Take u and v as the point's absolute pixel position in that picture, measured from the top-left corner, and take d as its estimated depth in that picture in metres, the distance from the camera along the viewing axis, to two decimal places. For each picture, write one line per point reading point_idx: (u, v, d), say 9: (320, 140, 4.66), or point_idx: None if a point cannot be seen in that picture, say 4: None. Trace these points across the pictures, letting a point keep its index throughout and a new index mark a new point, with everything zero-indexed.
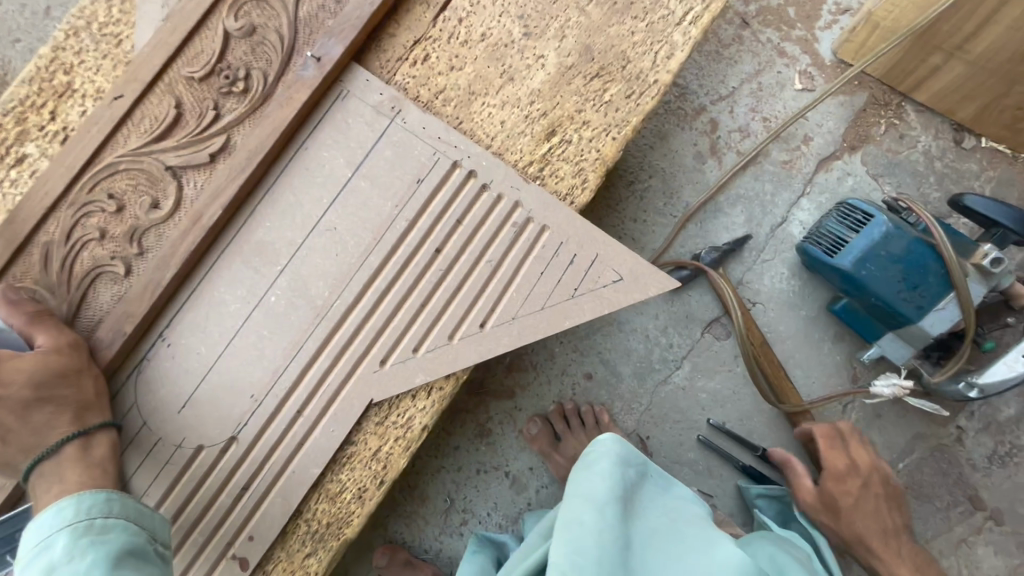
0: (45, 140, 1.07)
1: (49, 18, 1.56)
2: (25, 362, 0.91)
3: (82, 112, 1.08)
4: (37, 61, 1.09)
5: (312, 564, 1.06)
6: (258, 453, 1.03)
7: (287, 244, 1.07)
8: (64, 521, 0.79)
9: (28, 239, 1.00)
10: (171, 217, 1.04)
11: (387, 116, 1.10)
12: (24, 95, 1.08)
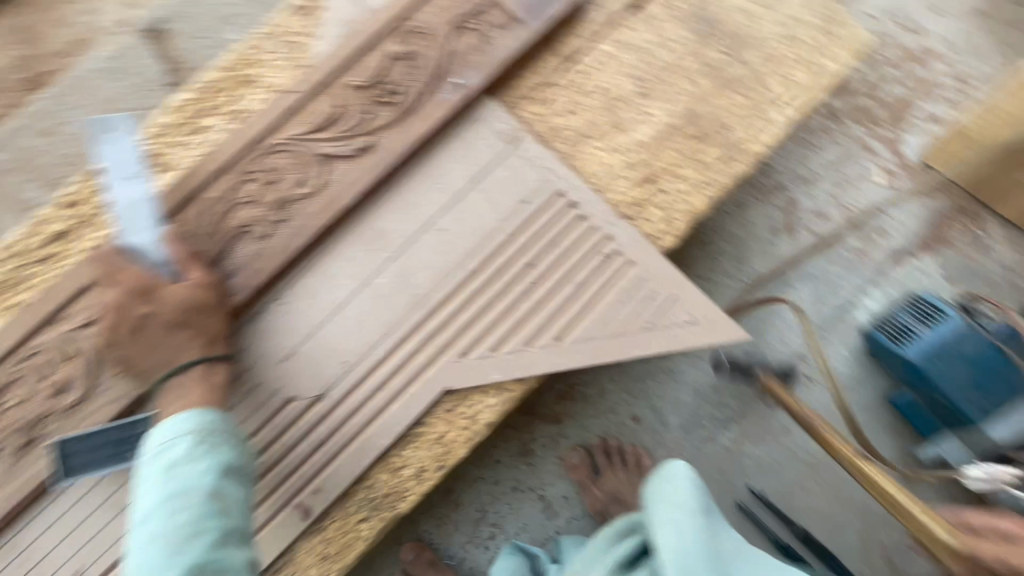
0: (224, 118, 1.29)
1: (228, 22, 1.86)
2: (176, 290, 1.05)
3: (258, 100, 1.29)
4: (233, 57, 1.33)
5: (365, 529, 1.14)
6: (340, 414, 1.14)
7: (402, 236, 1.21)
8: (189, 430, 0.90)
9: (196, 193, 1.18)
10: (312, 196, 1.20)
11: (508, 143, 1.25)
12: (216, 79, 1.31)
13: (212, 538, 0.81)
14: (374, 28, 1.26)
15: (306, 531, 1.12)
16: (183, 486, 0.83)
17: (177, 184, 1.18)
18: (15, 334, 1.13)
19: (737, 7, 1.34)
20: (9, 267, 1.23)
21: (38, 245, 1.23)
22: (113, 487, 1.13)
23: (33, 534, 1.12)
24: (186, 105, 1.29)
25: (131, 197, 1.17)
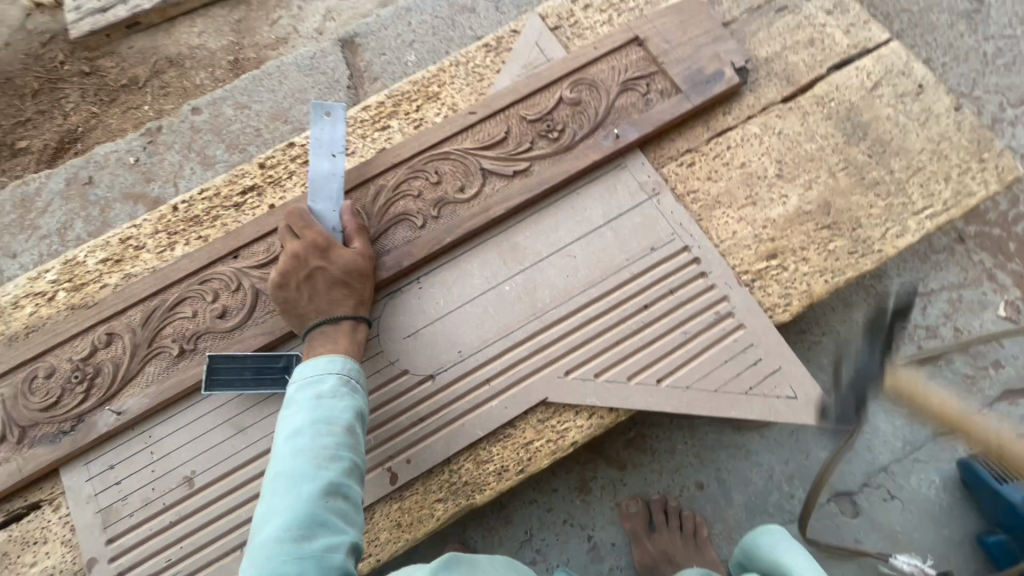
0: (406, 122, 1.50)
1: (409, 47, 2.16)
2: (346, 253, 1.22)
3: (437, 114, 1.50)
4: (425, 74, 1.55)
5: (439, 509, 1.21)
6: (444, 396, 1.24)
7: (534, 254, 1.33)
8: (335, 371, 1.06)
9: (373, 178, 1.37)
10: (467, 202, 1.36)
11: (647, 193, 1.37)
12: (406, 90, 1.53)
13: (343, 466, 0.95)
14: (552, 73, 1.44)
15: (389, 495, 1.21)
16: (328, 416, 0.99)
17: (359, 167, 1.38)
18: (201, 259, 1.33)
19: (887, 117, 1.42)
20: (206, 205, 1.46)
21: (233, 193, 1.46)
22: (237, 410, 1.25)
23: (162, 433, 1.25)
24: (377, 106, 1.52)
25: (323, 170, 1.31)
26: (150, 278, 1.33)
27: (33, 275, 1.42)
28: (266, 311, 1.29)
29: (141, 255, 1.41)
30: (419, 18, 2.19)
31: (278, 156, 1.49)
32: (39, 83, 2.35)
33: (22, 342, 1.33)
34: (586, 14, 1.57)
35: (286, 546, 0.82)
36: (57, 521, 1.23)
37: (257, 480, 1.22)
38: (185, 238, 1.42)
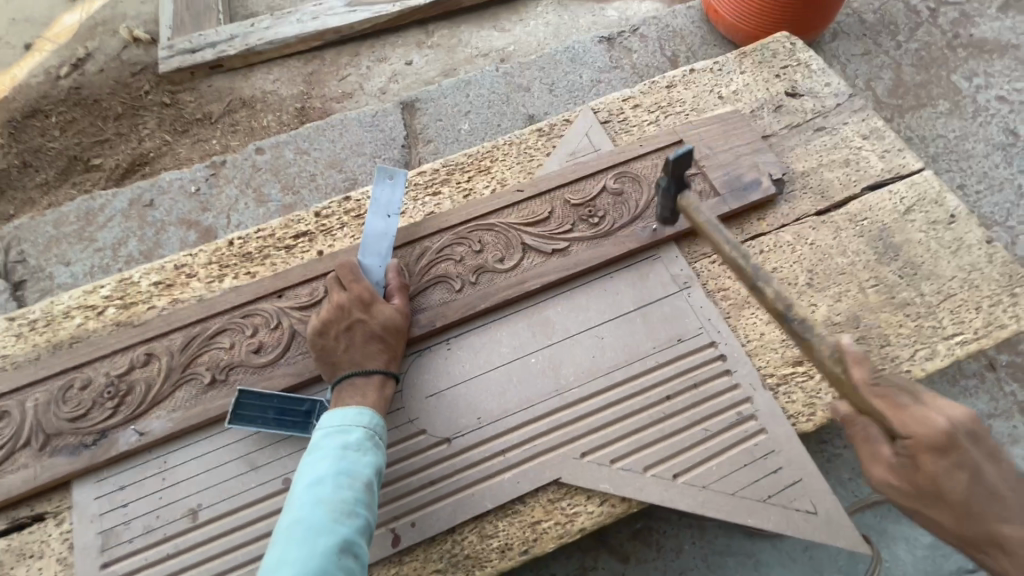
0: (456, 190, 1.59)
1: (464, 116, 2.32)
2: (389, 310, 1.30)
3: (486, 186, 1.59)
4: (479, 148, 1.66)
5: None
6: (458, 462, 1.24)
7: (562, 331, 1.37)
8: (363, 423, 1.15)
9: (419, 239, 1.45)
10: (505, 273, 1.42)
11: (678, 286, 1.41)
12: (459, 161, 1.64)
13: (357, 521, 1.00)
14: (598, 162, 1.54)
15: (389, 559, 1.19)
16: (350, 468, 1.06)
17: (408, 228, 1.46)
18: (248, 294, 1.40)
19: (918, 242, 1.47)
20: (258, 244, 1.54)
21: (286, 236, 1.55)
22: (255, 447, 1.27)
23: (177, 460, 1.26)
24: (431, 174, 1.62)
25: (378, 229, 1.39)
26: (196, 305, 1.40)
27: (87, 288, 1.49)
28: (299, 353, 1.34)
29: (191, 283, 1.49)
30: (477, 93, 2.36)
31: (333, 206, 1.59)
32: (122, 108, 2.56)
33: (64, 351, 1.38)
34: (635, 112, 1.69)
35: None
36: (59, 536, 1.23)
37: (261, 523, 1.21)
38: (235, 272, 1.50)
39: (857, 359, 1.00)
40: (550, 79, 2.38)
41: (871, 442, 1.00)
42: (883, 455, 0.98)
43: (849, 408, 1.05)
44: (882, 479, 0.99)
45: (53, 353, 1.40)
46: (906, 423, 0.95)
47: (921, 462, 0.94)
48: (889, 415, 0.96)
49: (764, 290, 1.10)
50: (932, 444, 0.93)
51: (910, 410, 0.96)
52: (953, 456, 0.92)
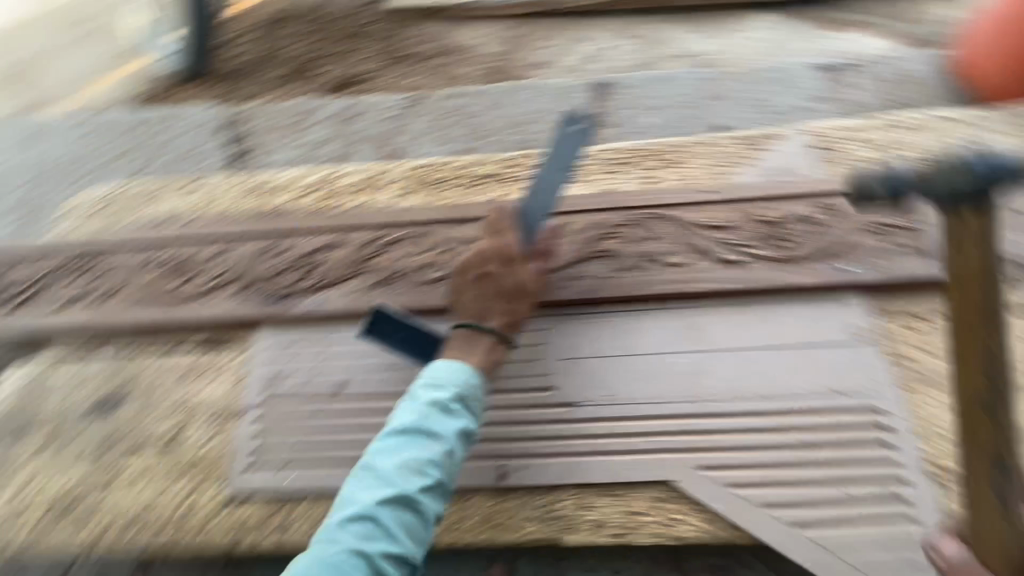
0: (642, 175, 1.59)
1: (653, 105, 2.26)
2: (524, 269, 1.26)
3: (674, 178, 1.57)
4: (676, 141, 1.64)
5: (528, 526, 1.24)
6: (577, 429, 1.27)
7: (716, 343, 1.32)
8: (461, 384, 1.07)
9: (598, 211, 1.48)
10: (672, 266, 1.40)
11: (854, 337, 1.30)
12: (648, 149, 1.64)
13: (428, 484, 0.98)
14: (801, 187, 1.45)
15: (490, 493, 1.26)
16: (433, 426, 1.02)
17: (591, 198, 1.50)
18: (430, 216, 1.53)
19: None
20: (448, 173, 1.66)
21: (471, 173, 1.65)
22: None
23: (339, 337, 1.43)
24: (619, 151, 1.63)
25: (552, 178, 1.36)
26: (385, 214, 1.56)
27: (301, 171, 1.71)
28: None
29: (384, 191, 1.65)
30: (665, 90, 2.32)
31: (519, 159, 1.67)
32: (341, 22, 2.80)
33: (272, 220, 1.60)
34: (853, 147, 1.57)
35: (344, 547, 0.90)
36: (234, 365, 1.44)
37: (392, 415, 1.33)
38: (422, 193, 1.64)
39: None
40: (745, 92, 2.28)
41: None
42: None
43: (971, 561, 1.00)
44: None
45: (262, 217, 1.63)
46: None
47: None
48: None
49: (1000, 378, 0.97)
50: None
51: None
52: None
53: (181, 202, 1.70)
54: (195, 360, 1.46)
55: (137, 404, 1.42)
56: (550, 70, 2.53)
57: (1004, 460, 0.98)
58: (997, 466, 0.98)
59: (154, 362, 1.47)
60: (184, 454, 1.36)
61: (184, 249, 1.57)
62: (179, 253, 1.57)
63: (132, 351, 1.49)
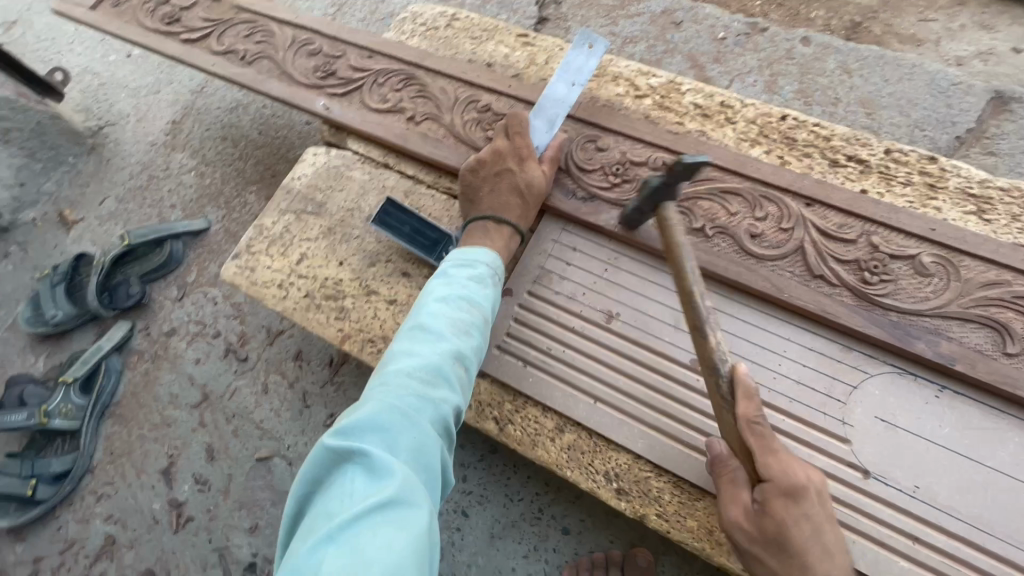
0: (846, 179, 1.48)
1: (852, 118, 2.14)
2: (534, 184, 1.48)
3: (880, 192, 1.45)
4: (901, 154, 1.49)
5: (605, 484, 1.31)
6: (682, 415, 1.30)
7: (863, 386, 1.26)
8: (484, 261, 1.31)
9: (783, 209, 1.41)
10: (843, 293, 1.32)
11: (1016, 427, 1.18)
12: (865, 159, 1.50)
13: (458, 378, 1.11)
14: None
15: (596, 446, 1.34)
16: (459, 330, 1.16)
17: (780, 194, 1.42)
18: (612, 171, 1.53)
19: None
20: (636, 120, 1.59)
21: (663, 129, 1.57)
22: (541, 288, 1.47)
23: None
24: (827, 154, 1.53)
25: (557, 91, 1.56)
26: (568, 156, 1.57)
27: (492, 80, 1.70)
28: (618, 243, 1.48)
29: (566, 124, 1.62)
30: (884, 97, 2.15)
31: (719, 132, 1.59)
32: None
33: (466, 128, 1.67)
34: None
35: (404, 425, 0.95)
36: (394, 256, 1.61)
37: (515, 345, 1.44)
38: (604, 135, 1.58)
39: (748, 396, 1.05)
40: (978, 121, 2.07)
41: (737, 485, 1.09)
42: (742, 499, 1.07)
43: (728, 452, 1.12)
44: (735, 520, 1.06)
45: (457, 121, 1.68)
46: (771, 467, 1.03)
47: (769, 505, 1.02)
48: (757, 456, 1.04)
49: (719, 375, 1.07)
50: (784, 492, 1.02)
51: (774, 452, 1.04)
52: (798, 505, 1.01)
53: (387, 83, 1.80)
54: (372, 244, 1.63)
55: (323, 265, 1.63)
56: (760, 35, 2.34)
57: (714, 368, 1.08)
58: (716, 373, 1.08)
59: (343, 232, 1.66)
60: (351, 319, 1.56)
61: (391, 138, 1.71)
62: (385, 140, 1.71)
63: (320, 215, 1.70)
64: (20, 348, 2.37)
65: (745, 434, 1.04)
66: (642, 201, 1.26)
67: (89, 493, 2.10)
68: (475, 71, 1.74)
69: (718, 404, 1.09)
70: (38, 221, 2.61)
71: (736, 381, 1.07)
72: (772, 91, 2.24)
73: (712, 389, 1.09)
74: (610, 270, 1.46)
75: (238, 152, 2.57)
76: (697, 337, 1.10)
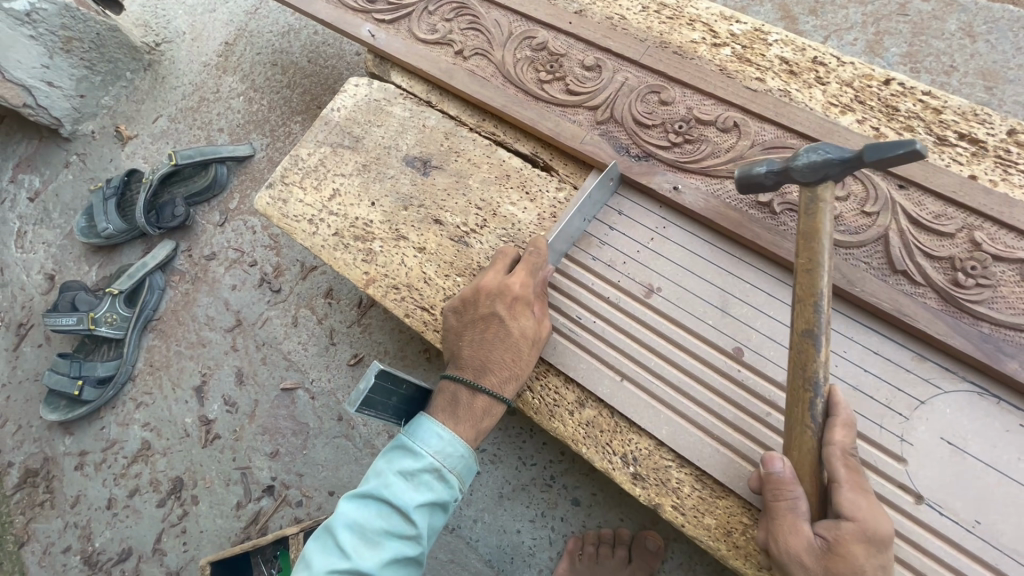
0: (955, 159, 1.25)
1: (966, 92, 1.83)
2: (528, 316, 1.19)
3: (996, 178, 1.22)
4: None
5: (621, 466, 1.23)
6: (715, 404, 1.19)
7: (931, 403, 1.10)
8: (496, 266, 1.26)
9: (869, 190, 1.21)
10: (926, 293, 1.14)
11: None
12: (980, 140, 1.27)
13: (439, 478, 1.06)
14: None
15: (616, 426, 1.25)
16: (450, 427, 1.11)
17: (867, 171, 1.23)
18: (673, 128, 1.36)
19: None
20: (710, 73, 1.39)
21: (740, 84, 1.38)
22: (579, 252, 1.36)
23: (525, 216, 1.44)
24: (934, 129, 1.29)
25: (573, 221, 1.33)
26: (626, 108, 1.41)
27: (552, 14, 1.54)
28: (669, 210, 1.33)
29: (628, 70, 1.44)
30: (1012, 70, 1.82)
31: (806, 93, 1.37)
32: None
33: (517, 67, 1.52)
34: None
35: (370, 519, 1.01)
36: (428, 201, 1.52)
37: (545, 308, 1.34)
38: (671, 86, 1.40)
39: (846, 424, 0.99)
40: None
41: (797, 517, 0.98)
42: (808, 531, 0.97)
43: (793, 477, 0.99)
44: (795, 553, 0.96)
45: (508, 59, 1.53)
46: (858, 503, 0.94)
47: (845, 544, 0.92)
48: (842, 486, 0.96)
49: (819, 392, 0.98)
50: (869, 533, 0.92)
51: (863, 490, 0.96)
52: (880, 549, 0.93)
53: (438, 12, 1.66)
54: (406, 185, 1.55)
55: (355, 204, 1.57)
56: None
57: (817, 384, 0.99)
58: (815, 391, 0.99)
59: (378, 171, 1.58)
60: (378, 262, 1.50)
61: (436, 73, 1.59)
62: (430, 75, 1.60)
63: (356, 150, 1.62)
64: (76, 255, 2.48)
65: (838, 459, 0.97)
66: (787, 165, 1.02)
67: (130, 400, 2.22)
68: (534, 3, 1.57)
69: (805, 422, 1.00)
70: (96, 134, 2.67)
71: (834, 406, 1.01)
72: (875, 53, 1.94)
73: (804, 405, 1.00)
74: (656, 239, 1.32)
75: (287, 79, 2.51)
76: (802, 343, 0.99)
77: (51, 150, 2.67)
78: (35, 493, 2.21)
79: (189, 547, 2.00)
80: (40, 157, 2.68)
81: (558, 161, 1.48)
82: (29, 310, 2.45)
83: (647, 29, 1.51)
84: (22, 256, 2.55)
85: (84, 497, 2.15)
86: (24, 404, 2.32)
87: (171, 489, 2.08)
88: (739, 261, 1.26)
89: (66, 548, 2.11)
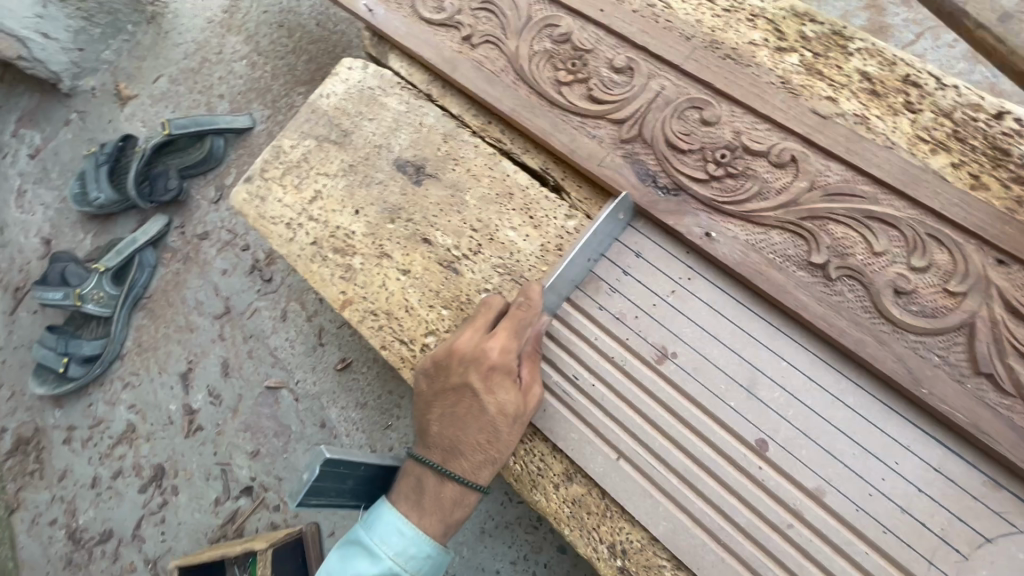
0: None
1: None
2: (509, 387, 1.03)
3: None
4: None
5: (608, 558, 1.06)
6: (726, 505, 0.99)
7: (1002, 543, 0.88)
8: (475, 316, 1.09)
9: (954, 262, 0.96)
10: (1012, 404, 0.90)
11: None
12: None
13: None
14: None
15: (606, 510, 1.08)
16: (413, 522, 1.02)
17: (955, 237, 0.97)
18: (714, 156, 1.11)
19: None
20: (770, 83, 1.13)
21: (806, 105, 1.10)
22: (584, 298, 1.14)
23: (526, 246, 1.23)
24: None
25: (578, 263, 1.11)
26: (659, 126, 1.15)
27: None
28: (698, 259, 1.10)
29: (667, 75, 1.18)
30: None
31: (888, 121, 1.09)
32: None
33: (533, 62, 1.27)
34: None
35: None
36: (418, 215, 1.32)
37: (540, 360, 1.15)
38: (719, 99, 1.14)
39: None
40: None
41: None
42: None
43: None
44: None
45: (523, 52, 1.28)
46: None
47: None
48: None
49: None
50: None
51: None
52: None
53: None
54: (395, 194, 1.34)
55: (337, 210, 1.37)
56: None
57: None
58: None
59: (365, 174, 1.38)
60: (356, 282, 1.32)
61: (439, 63, 1.35)
62: (432, 64, 1.36)
63: (344, 145, 1.42)
64: (73, 222, 2.39)
65: None
66: None
67: (117, 379, 2.16)
68: None
69: None
70: (96, 91, 2.51)
71: None
72: (977, 59, 1.59)
73: None
74: (677, 295, 1.09)
75: (292, 43, 2.28)
76: None
77: (52, 106, 2.54)
78: (25, 462, 2.20)
79: (167, 537, 1.97)
80: (40, 113, 2.55)
81: (571, 182, 1.26)
82: (25, 274, 2.38)
83: (697, 22, 1.23)
84: (19, 216, 2.46)
85: (71, 473, 2.13)
86: (18, 371, 2.28)
87: (152, 476, 2.03)
88: (777, 333, 1.03)
89: (52, 521, 2.11)
